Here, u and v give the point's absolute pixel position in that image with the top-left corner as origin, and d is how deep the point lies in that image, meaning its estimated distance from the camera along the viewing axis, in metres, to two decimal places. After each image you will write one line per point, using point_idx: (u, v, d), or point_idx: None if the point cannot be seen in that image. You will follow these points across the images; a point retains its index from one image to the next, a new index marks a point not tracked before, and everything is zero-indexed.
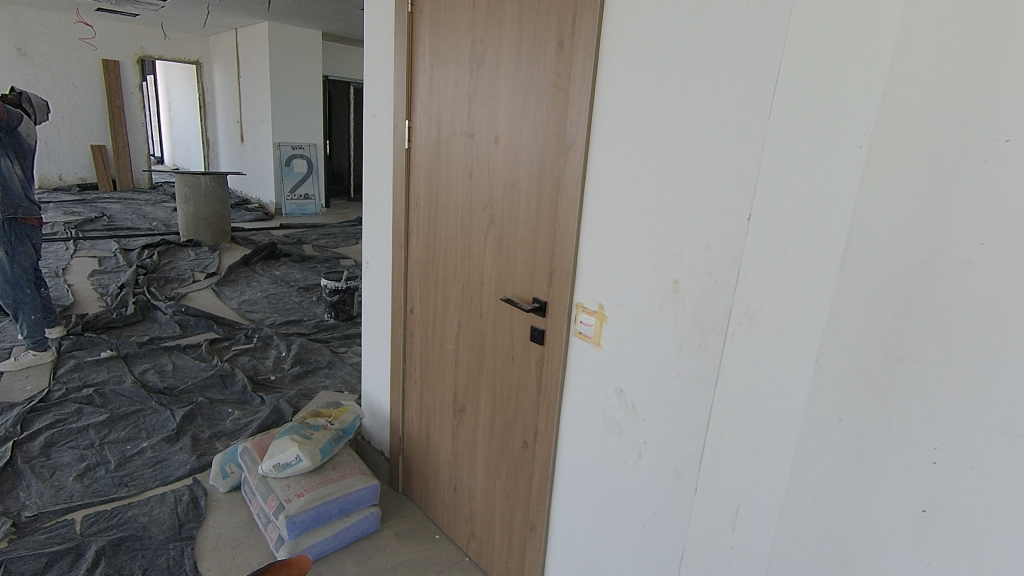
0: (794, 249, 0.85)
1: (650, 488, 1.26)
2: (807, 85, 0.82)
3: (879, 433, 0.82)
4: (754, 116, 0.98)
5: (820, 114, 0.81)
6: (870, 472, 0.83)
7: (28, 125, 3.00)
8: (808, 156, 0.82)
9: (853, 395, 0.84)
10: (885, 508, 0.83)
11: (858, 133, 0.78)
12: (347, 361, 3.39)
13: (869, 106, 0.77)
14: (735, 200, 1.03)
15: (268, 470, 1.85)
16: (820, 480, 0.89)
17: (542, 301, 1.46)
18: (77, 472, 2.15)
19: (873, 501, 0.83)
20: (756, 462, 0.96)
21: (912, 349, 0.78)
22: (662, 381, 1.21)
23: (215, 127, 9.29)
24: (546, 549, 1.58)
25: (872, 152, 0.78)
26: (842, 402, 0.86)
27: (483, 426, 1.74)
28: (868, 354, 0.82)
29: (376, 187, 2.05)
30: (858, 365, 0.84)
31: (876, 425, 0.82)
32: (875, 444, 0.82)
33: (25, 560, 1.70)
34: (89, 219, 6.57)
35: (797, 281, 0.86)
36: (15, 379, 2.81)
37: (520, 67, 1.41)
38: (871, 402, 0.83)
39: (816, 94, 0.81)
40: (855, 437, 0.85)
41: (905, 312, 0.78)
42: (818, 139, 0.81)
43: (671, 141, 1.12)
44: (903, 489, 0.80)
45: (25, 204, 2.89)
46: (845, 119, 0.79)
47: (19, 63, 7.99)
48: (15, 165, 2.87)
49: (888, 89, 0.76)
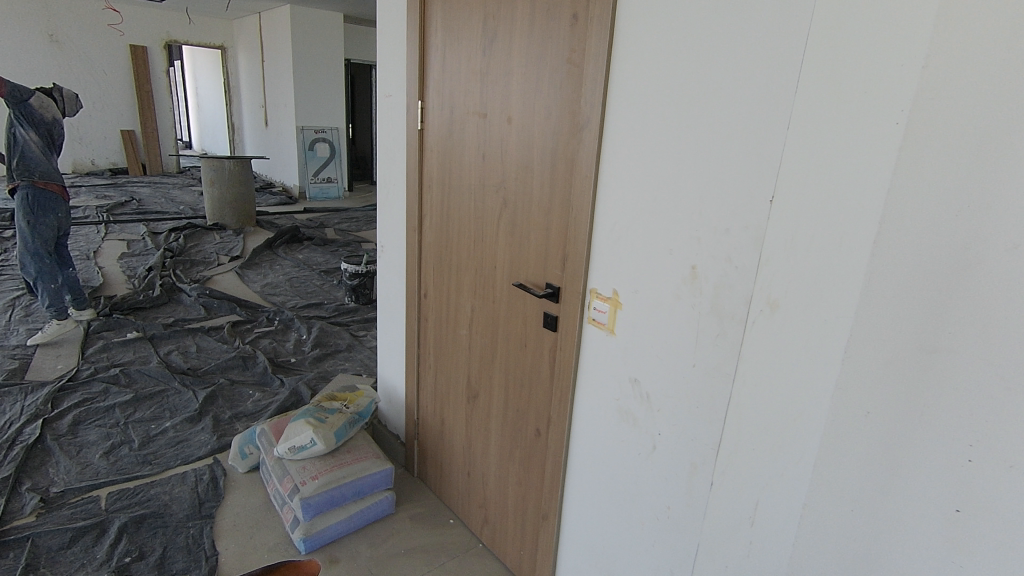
0: (823, 236, 0.83)
1: (665, 481, 1.22)
2: (841, 62, 0.79)
3: (910, 428, 0.77)
4: (781, 88, 0.91)
5: (852, 87, 0.78)
6: (901, 468, 0.79)
7: (45, 97, 3.00)
8: (835, 130, 0.80)
9: (883, 389, 0.80)
10: (912, 505, 0.78)
11: (894, 106, 0.74)
12: (365, 345, 3.39)
13: (906, 80, 0.72)
14: (759, 177, 0.96)
15: (284, 452, 1.86)
16: (850, 478, 0.85)
17: (555, 287, 1.42)
18: (104, 450, 2.20)
19: (905, 499, 0.79)
20: (776, 458, 0.95)
21: (948, 341, 0.73)
22: (678, 371, 1.16)
23: (240, 112, 9.39)
24: (559, 538, 1.56)
25: (909, 129, 0.73)
26: (868, 392, 0.82)
27: (496, 413, 1.72)
28: (900, 346, 0.77)
29: (390, 169, 2.02)
30: (887, 358, 0.79)
31: (907, 420, 0.77)
32: (905, 440, 0.78)
33: (52, 535, 1.75)
34: (119, 202, 6.70)
35: (828, 271, 0.83)
36: (46, 358, 2.89)
37: (533, 44, 1.35)
38: (903, 395, 0.77)
39: (848, 68, 0.78)
40: (884, 433, 0.80)
41: (943, 302, 0.73)
42: (841, 114, 0.79)
43: (689, 121, 1.06)
44: (937, 487, 0.76)
45: (44, 167, 2.96)
46: (883, 94, 0.75)
47: (50, 50, 8.16)
48: (32, 131, 2.93)
49: (930, 60, 0.71)
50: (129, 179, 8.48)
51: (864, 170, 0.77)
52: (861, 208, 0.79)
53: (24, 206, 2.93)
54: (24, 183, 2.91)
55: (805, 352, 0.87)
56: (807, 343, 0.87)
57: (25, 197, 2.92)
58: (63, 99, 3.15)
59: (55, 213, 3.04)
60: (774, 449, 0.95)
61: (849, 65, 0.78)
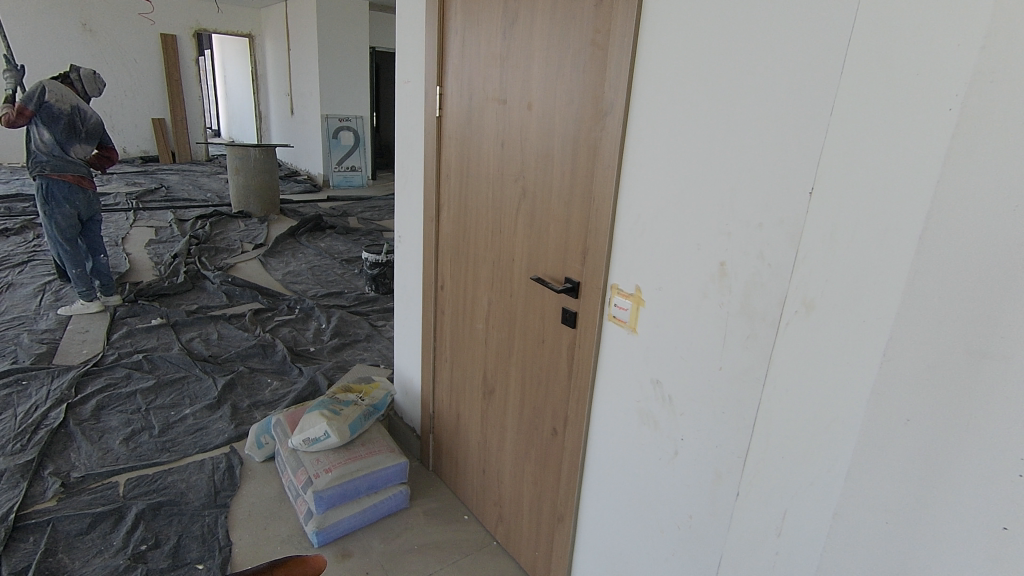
0: (864, 232, 0.76)
1: (688, 489, 1.16)
2: (888, 44, 0.71)
3: (952, 437, 0.70)
4: (826, 68, 0.82)
5: (903, 70, 0.70)
6: (940, 481, 0.71)
7: (60, 89, 2.94)
8: (883, 114, 0.73)
9: (926, 396, 0.71)
10: (953, 523, 0.71)
11: (949, 94, 0.66)
12: (384, 335, 3.37)
13: (961, 64, 0.65)
14: (798, 165, 0.88)
15: (298, 444, 1.85)
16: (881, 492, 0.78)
17: (574, 282, 1.36)
18: (124, 436, 2.23)
19: (943, 514, 0.72)
20: (805, 466, 0.89)
21: (1003, 345, 0.65)
22: (704, 375, 1.09)
23: (267, 100, 9.47)
24: (574, 541, 1.51)
25: (963, 119, 0.66)
26: (907, 400, 0.74)
27: (511, 410, 1.67)
28: (947, 349, 0.69)
29: (408, 157, 1.97)
30: (932, 361, 0.71)
31: (949, 430, 0.70)
32: (946, 450, 0.70)
33: (72, 520, 1.77)
34: (149, 189, 6.82)
35: (866, 273, 0.77)
36: (73, 342, 2.94)
37: (556, 25, 1.28)
38: (945, 402, 0.70)
39: (899, 50, 0.70)
40: (924, 441, 0.72)
41: (996, 302, 0.64)
42: (889, 100, 0.72)
43: (721, 107, 0.98)
44: (980, 504, 0.68)
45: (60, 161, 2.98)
46: (936, 81, 0.67)
47: (84, 39, 8.33)
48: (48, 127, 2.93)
49: (988, 40, 0.63)
50: (159, 167, 8.65)
51: (913, 159, 0.70)
52: (909, 205, 0.71)
53: (41, 196, 3.00)
54: (39, 175, 2.97)
55: (840, 357, 0.81)
56: (841, 348, 0.81)
57: (41, 188, 2.99)
58: (80, 80, 3.12)
59: (72, 202, 3.08)
60: (805, 459, 0.89)
61: (899, 48, 0.70)
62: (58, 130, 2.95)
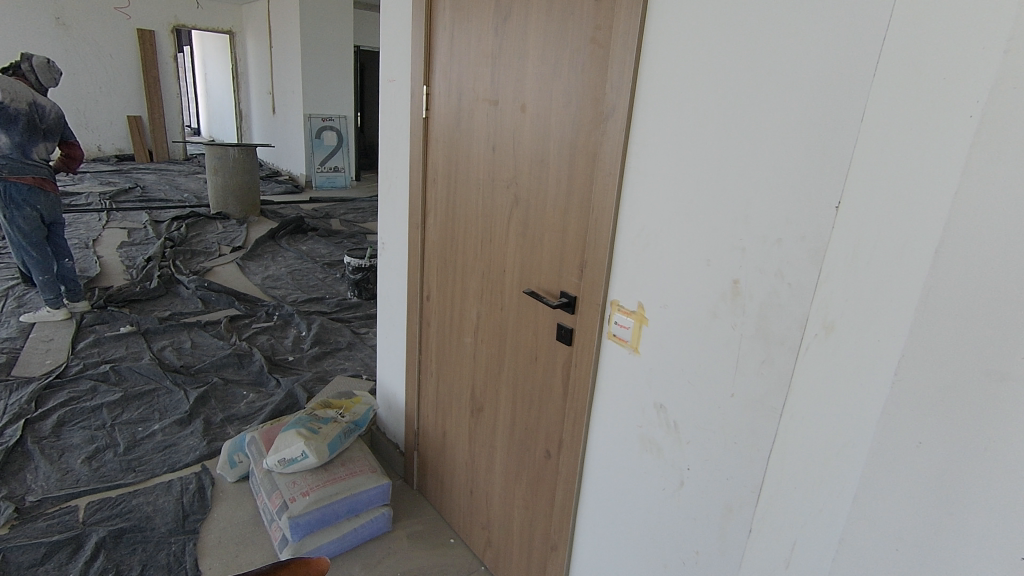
0: (885, 245, 0.67)
1: (695, 522, 1.07)
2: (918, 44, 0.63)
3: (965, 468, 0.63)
4: (858, 70, 0.74)
5: (928, 74, 0.62)
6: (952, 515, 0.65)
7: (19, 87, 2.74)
8: (906, 123, 0.65)
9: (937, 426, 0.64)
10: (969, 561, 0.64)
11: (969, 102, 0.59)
12: (367, 343, 3.26)
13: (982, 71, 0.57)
14: (824, 175, 0.80)
15: (273, 465, 1.73)
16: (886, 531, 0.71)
17: (570, 296, 1.27)
18: (86, 455, 2.09)
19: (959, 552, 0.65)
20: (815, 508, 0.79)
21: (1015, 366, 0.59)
22: (712, 401, 1.01)
23: (248, 99, 9.27)
24: (568, 571, 1.42)
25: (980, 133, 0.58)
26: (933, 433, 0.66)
27: (502, 429, 1.57)
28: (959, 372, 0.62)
29: (393, 160, 1.87)
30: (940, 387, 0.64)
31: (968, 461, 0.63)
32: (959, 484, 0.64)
33: (25, 550, 1.63)
34: (123, 189, 6.60)
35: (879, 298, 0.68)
36: (35, 352, 2.78)
37: (553, 21, 1.19)
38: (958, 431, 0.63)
39: (926, 51, 0.62)
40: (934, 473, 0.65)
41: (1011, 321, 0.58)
42: (912, 107, 0.64)
43: (736, 112, 0.89)
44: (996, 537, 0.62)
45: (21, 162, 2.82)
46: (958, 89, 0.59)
47: (57, 33, 8.06)
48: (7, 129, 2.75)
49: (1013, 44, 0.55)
50: (135, 166, 8.40)
51: (943, 167, 0.61)
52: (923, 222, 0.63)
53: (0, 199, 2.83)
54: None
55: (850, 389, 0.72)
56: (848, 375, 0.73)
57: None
58: (32, 70, 2.94)
59: (33, 204, 2.92)
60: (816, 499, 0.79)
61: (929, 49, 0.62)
62: (18, 132, 2.78)
